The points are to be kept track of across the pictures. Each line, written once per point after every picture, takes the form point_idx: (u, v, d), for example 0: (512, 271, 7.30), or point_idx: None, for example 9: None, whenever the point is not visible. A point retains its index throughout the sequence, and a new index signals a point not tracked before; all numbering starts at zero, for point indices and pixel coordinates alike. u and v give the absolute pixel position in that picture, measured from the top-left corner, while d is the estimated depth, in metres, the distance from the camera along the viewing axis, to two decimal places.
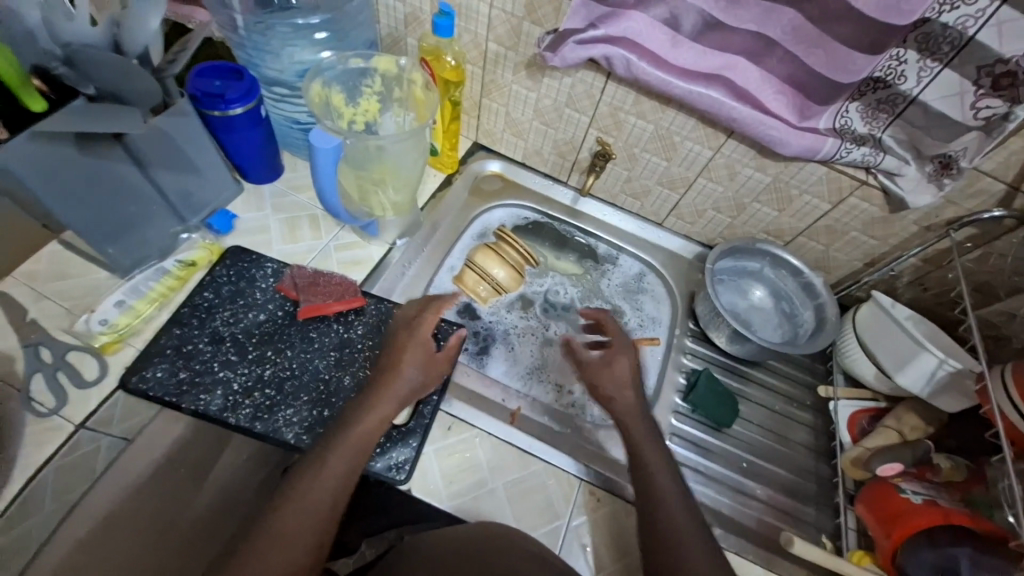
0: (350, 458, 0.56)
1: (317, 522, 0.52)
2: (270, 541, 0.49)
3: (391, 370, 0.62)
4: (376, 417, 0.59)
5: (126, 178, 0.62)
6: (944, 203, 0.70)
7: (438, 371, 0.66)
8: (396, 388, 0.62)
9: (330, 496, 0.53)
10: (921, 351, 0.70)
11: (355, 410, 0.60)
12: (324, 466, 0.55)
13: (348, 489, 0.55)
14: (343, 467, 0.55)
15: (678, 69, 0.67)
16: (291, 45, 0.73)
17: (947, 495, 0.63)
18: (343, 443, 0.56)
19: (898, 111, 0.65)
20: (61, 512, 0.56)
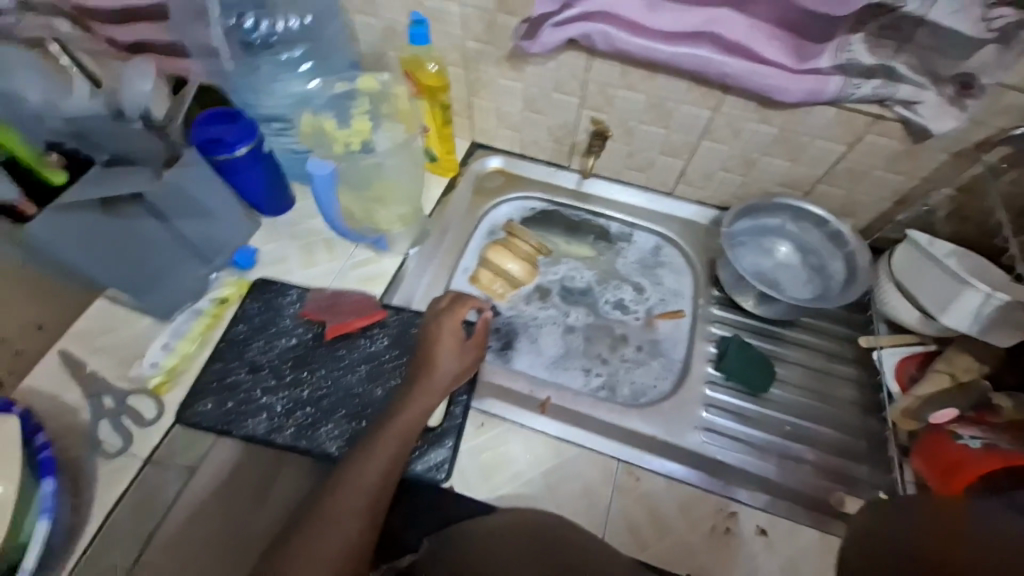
0: (395, 444, 0.59)
1: (367, 506, 0.55)
2: (326, 521, 0.52)
3: (427, 365, 0.65)
4: (417, 408, 0.62)
5: (153, 232, 0.67)
6: (971, 124, 0.65)
7: (470, 356, 0.68)
8: (433, 381, 0.65)
9: (378, 481, 0.57)
10: (964, 288, 0.65)
11: (396, 405, 0.63)
12: (371, 452, 0.58)
13: (393, 475, 0.58)
14: (388, 454, 0.58)
15: (660, 34, 0.65)
16: (280, 80, 0.77)
17: (1006, 438, 0.60)
18: (387, 431, 0.60)
19: (906, 34, 0.60)
20: (139, 543, 0.62)
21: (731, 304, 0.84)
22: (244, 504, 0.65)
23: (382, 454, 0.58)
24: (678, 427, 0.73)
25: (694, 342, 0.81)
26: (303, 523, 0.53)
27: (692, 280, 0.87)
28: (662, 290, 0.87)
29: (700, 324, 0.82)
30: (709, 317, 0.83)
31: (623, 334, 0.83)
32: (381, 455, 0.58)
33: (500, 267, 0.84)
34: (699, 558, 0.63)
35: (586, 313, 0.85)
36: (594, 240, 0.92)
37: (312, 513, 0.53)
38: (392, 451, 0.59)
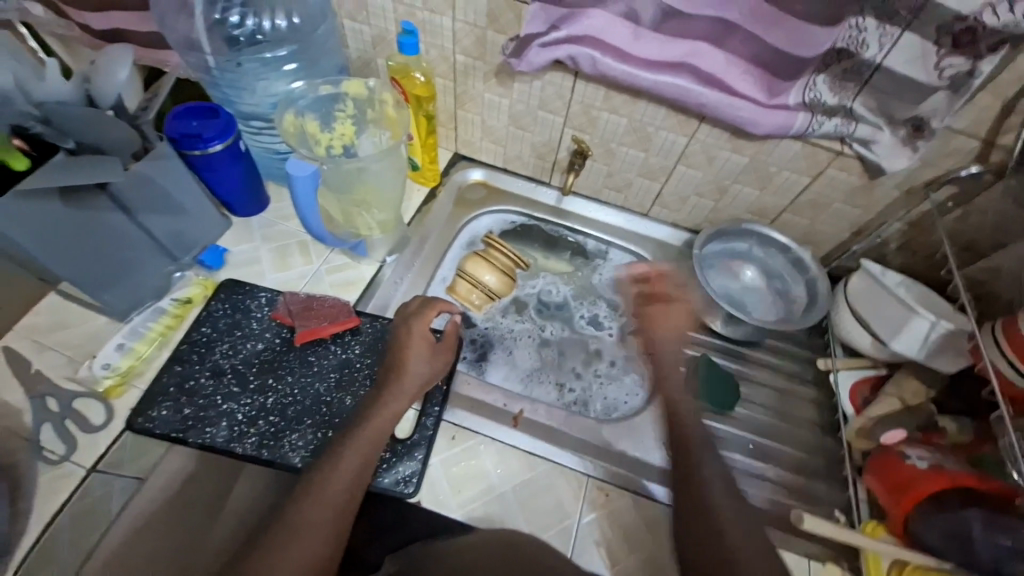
0: (365, 453, 0.58)
1: (335, 518, 0.53)
2: (292, 534, 0.51)
3: (396, 372, 0.64)
4: (387, 415, 0.61)
5: (116, 225, 0.64)
6: (921, 165, 0.71)
7: (439, 364, 0.67)
8: (402, 387, 0.63)
9: (346, 490, 0.55)
10: (912, 315, 0.70)
11: (365, 412, 0.61)
12: (341, 461, 0.57)
13: (362, 485, 0.57)
14: (356, 462, 0.57)
15: (643, 61, 0.68)
16: (263, 79, 0.75)
17: (952, 458, 0.64)
18: (357, 439, 0.58)
19: (865, 79, 0.65)
20: (79, 558, 0.58)
21: (699, 324, 0.86)
22: (195, 516, 0.62)
23: (351, 464, 0.56)
24: (647, 443, 0.74)
25: (664, 359, 0.83)
26: (267, 537, 0.51)
27: None
28: None
29: None
30: (680, 335, 0.85)
31: (597, 349, 0.84)
32: (349, 464, 0.56)
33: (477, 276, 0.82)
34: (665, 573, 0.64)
35: (561, 326, 0.86)
36: (571, 256, 0.94)
37: (277, 526, 0.52)
38: (360, 460, 0.57)
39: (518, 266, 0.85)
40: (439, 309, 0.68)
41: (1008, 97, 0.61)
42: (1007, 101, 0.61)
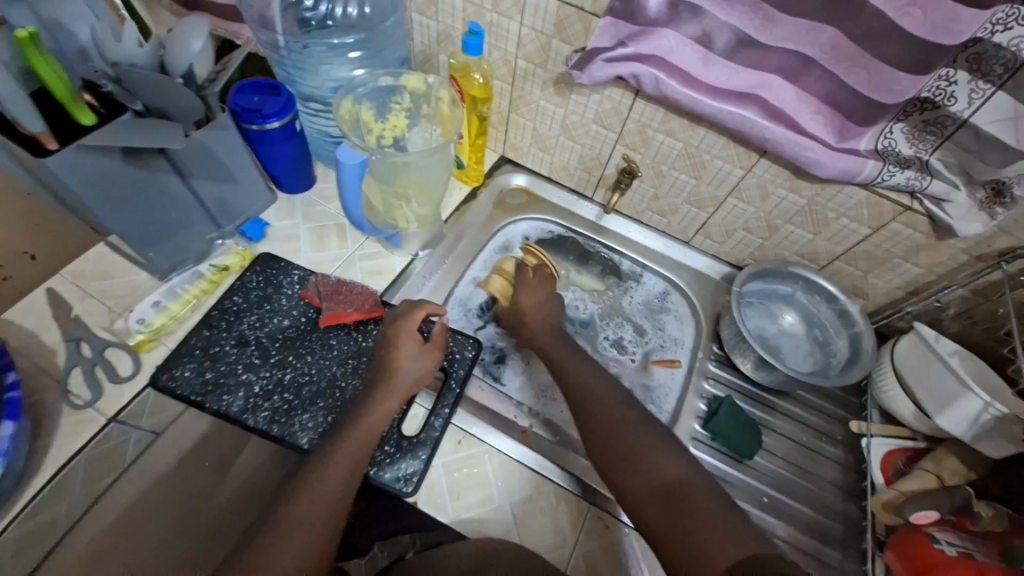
0: (356, 453, 0.58)
1: (329, 515, 0.54)
2: (286, 528, 0.52)
3: (386, 371, 0.64)
4: (378, 415, 0.61)
5: (169, 187, 0.66)
6: (996, 232, 0.65)
7: (429, 362, 0.67)
8: (394, 386, 0.63)
9: (340, 488, 0.55)
10: (966, 393, 0.65)
11: (362, 410, 0.61)
12: (332, 460, 0.57)
13: (355, 483, 0.57)
14: (349, 460, 0.57)
15: (708, 87, 0.66)
16: (327, 63, 0.77)
17: (985, 550, 0.59)
18: (349, 439, 0.59)
19: (947, 133, 0.61)
20: (89, 499, 0.60)
21: (728, 363, 0.83)
22: (203, 481, 0.64)
23: (344, 463, 0.57)
24: None
25: (686, 395, 0.80)
26: (265, 525, 0.52)
27: (695, 331, 0.86)
28: (664, 336, 0.86)
29: (695, 378, 0.81)
30: (706, 372, 0.82)
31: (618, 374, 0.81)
32: (343, 462, 0.57)
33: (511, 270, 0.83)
34: None
35: (584, 345, 0.83)
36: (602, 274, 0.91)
37: (273, 519, 0.52)
38: (354, 458, 0.58)
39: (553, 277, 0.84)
40: (429, 308, 0.69)
41: None
42: None
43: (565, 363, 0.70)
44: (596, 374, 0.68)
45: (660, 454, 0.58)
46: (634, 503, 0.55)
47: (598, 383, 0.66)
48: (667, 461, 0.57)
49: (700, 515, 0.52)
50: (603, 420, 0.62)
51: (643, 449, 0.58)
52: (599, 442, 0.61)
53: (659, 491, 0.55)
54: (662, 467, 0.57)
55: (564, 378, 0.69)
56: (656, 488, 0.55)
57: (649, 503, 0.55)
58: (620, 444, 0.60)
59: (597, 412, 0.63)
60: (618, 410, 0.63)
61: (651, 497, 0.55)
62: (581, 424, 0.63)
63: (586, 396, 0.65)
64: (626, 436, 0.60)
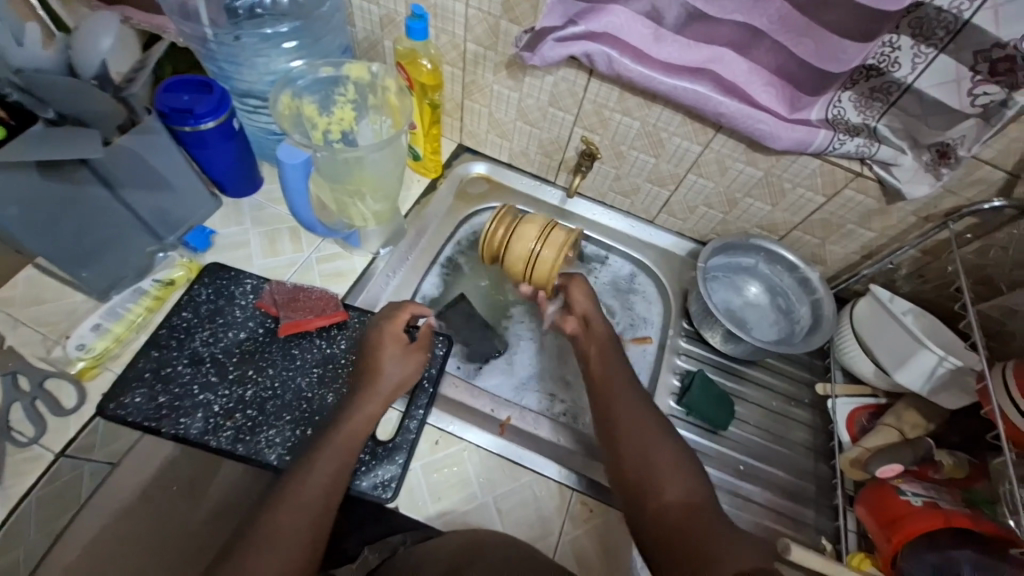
0: (339, 462, 0.56)
1: (313, 526, 0.51)
2: (269, 542, 0.49)
3: (371, 373, 0.63)
4: (362, 418, 0.60)
5: (98, 201, 0.61)
6: (942, 193, 0.68)
7: (411, 367, 0.65)
8: (376, 390, 0.62)
9: (323, 498, 0.53)
10: (921, 349, 0.67)
11: (340, 417, 0.60)
12: (312, 470, 0.55)
13: (338, 492, 0.55)
14: (332, 467, 0.55)
15: (662, 64, 0.65)
16: (262, 56, 0.71)
17: (949, 497, 0.61)
18: (328, 447, 0.57)
19: (893, 99, 0.62)
20: (46, 541, 0.55)
21: (698, 338, 0.84)
22: (172, 504, 0.60)
23: (326, 469, 0.55)
24: None
25: (660, 372, 0.81)
26: (246, 537, 0.50)
27: (664, 309, 0.87)
28: (632, 315, 0.87)
29: (667, 355, 0.82)
30: (677, 348, 0.83)
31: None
32: (326, 469, 0.55)
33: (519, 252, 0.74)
34: None
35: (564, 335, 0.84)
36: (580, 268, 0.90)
37: (258, 527, 0.50)
38: (336, 465, 0.56)
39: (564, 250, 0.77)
40: (407, 310, 0.68)
41: None
42: None
43: (597, 366, 0.69)
44: (626, 377, 0.66)
45: (681, 468, 0.57)
46: (653, 513, 0.54)
47: (628, 387, 0.65)
48: (688, 477, 0.56)
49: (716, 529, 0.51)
50: (632, 427, 0.61)
51: (665, 459, 0.58)
52: (620, 431, 0.61)
53: (679, 506, 0.54)
54: (670, 459, 0.58)
55: (596, 380, 0.67)
56: (677, 503, 0.54)
57: (665, 514, 0.54)
58: (647, 453, 0.58)
59: (624, 419, 0.62)
60: (647, 421, 0.61)
61: (671, 509, 0.54)
62: (606, 429, 0.62)
63: (613, 400, 0.64)
64: (645, 435, 0.60)
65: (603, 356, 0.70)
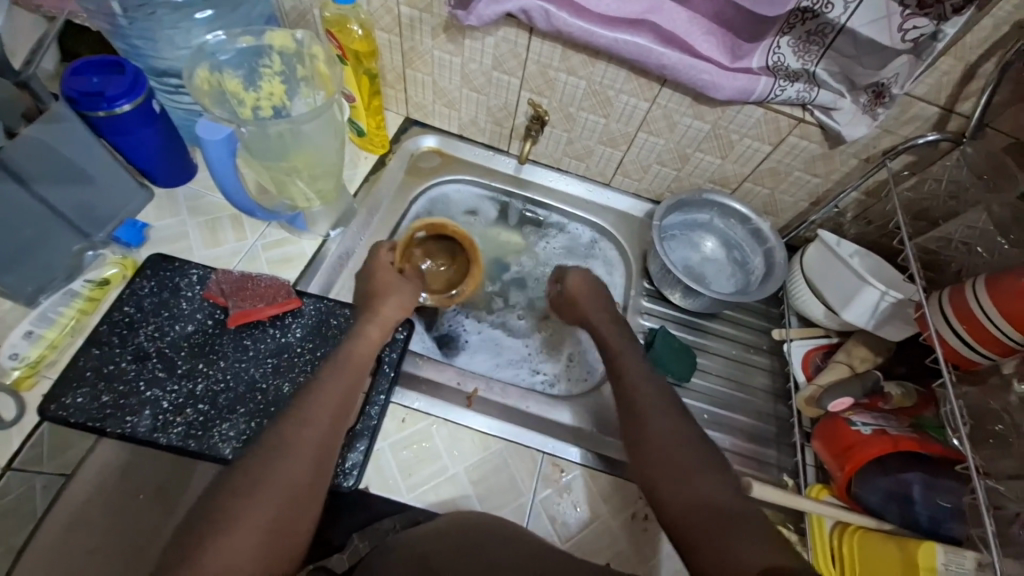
0: (328, 417, 0.53)
1: (311, 465, 0.50)
2: (262, 475, 0.47)
3: (368, 311, 0.66)
4: (357, 359, 0.60)
5: (7, 199, 0.56)
6: (880, 132, 0.69)
7: (402, 286, 0.70)
8: (372, 319, 0.64)
9: (321, 434, 0.52)
10: (865, 286, 0.69)
11: (333, 358, 0.59)
12: (302, 420, 0.52)
13: (339, 431, 0.54)
14: (331, 406, 0.54)
15: (600, 17, 0.63)
16: (175, 29, 0.65)
17: (897, 424, 0.64)
18: (320, 398, 0.54)
19: (828, 41, 0.62)
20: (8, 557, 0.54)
21: (660, 297, 0.85)
22: (146, 505, 0.59)
23: (325, 404, 0.54)
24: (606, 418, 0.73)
25: None
26: (238, 471, 0.48)
27: (626, 271, 0.88)
28: None
29: (631, 315, 0.83)
30: (640, 308, 0.84)
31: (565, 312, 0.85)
32: (325, 406, 0.54)
33: (448, 275, 0.79)
34: (621, 546, 0.64)
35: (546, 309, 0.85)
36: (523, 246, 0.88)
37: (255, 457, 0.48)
38: (335, 403, 0.55)
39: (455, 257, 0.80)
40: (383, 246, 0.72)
41: (970, 62, 0.60)
42: (967, 66, 0.60)
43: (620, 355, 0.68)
44: (640, 372, 0.65)
45: (703, 469, 0.54)
46: (670, 491, 0.53)
47: (646, 387, 0.63)
48: (707, 481, 0.53)
49: (729, 532, 0.48)
50: (645, 418, 0.60)
51: (677, 457, 0.55)
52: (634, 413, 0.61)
53: (696, 506, 0.51)
54: (682, 443, 0.56)
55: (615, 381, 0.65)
56: (693, 504, 0.51)
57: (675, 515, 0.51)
58: (669, 455, 0.55)
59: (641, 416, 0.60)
60: (662, 407, 0.60)
61: (687, 513, 0.51)
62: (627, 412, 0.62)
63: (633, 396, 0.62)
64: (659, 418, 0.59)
65: (619, 340, 0.70)
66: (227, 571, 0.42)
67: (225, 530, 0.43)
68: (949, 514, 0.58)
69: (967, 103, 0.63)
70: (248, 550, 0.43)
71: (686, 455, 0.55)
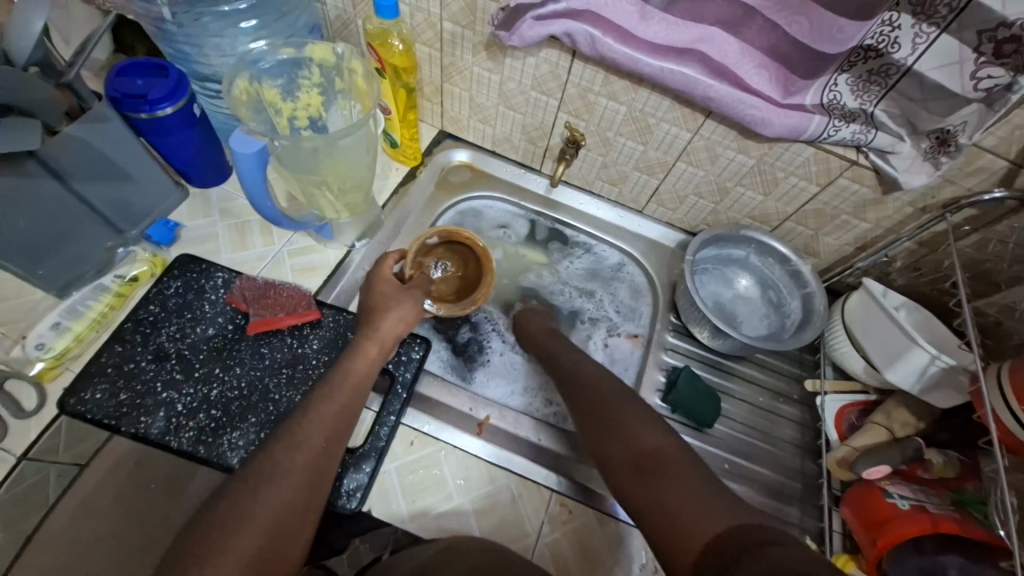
0: (326, 432, 0.51)
1: (303, 492, 0.47)
2: (252, 500, 0.45)
3: (367, 326, 0.61)
4: (356, 375, 0.57)
5: (47, 195, 0.57)
6: (941, 182, 0.64)
7: (408, 301, 0.65)
8: (376, 334, 0.61)
9: (312, 459, 0.49)
10: (913, 347, 0.64)
11: (329, 375, 0.56)
12: (300, 433, 0.50)
13: (331, 456, 0.51)
14: (326, 427, 0.52)
15: (647, 45, 0.61)
16: (220, 36, 0.66)
17: (937, 500, 0.59)
18: (318, 414, 0.52)
19: (891, 82, 0.58)
20: (16, 545, 0.54)
21: (686, 334, 0.82)
22: (154, 499, 0.59)
23: (321, 423, 0.51)
24: None
25: (646, 368, 0.79)
26: (230, 491, 0.45)
27: (652, 303, 0.85)
28: (619, 307, 0.85)
29: (655, 351, 0.80)
30: (664, 344, 0.80)
31: (587, 340, 0.82)
32: (318, 427, 0.51)
33: (461, 283, 0.75)
34: None
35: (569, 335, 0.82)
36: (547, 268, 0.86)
37: (242, 480, 0.46)
38: (331, 426, 0.52)
39: (467, 269, 0.75)
40: (388, 261, 0.68)
41: None
42: None
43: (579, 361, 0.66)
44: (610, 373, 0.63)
45: (642, 424, 0.53)
46: (615, 454, 0.52)
47: (593, 371, 0.64)
48: (646, 434, 0.52)
49: (679, 487, 0.46)
50: (590, 397, 0.59)
51: (630, 427, 0.53)
52: (579, 394, 0.61)
53: (633, 463, 0.50)
54: (628, 415, 0.55)
55: (580, 376, 0.63)
56: (630, 459, 0.50)
57: (624, 478, 0.49)
58: (610, 425, 0.55)
59: (601, 396, 0.59)
60: (603, 385, 0.60)
61: (627, 470, 0.50)
62: (571, 391, 0.62)
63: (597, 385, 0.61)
64: (603, 393, 0.59)
65: (562, 347, 0.70)
66: None
67: (210, 556, 0.41)
68: None
69: None
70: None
71: (620, 417, 0.55)
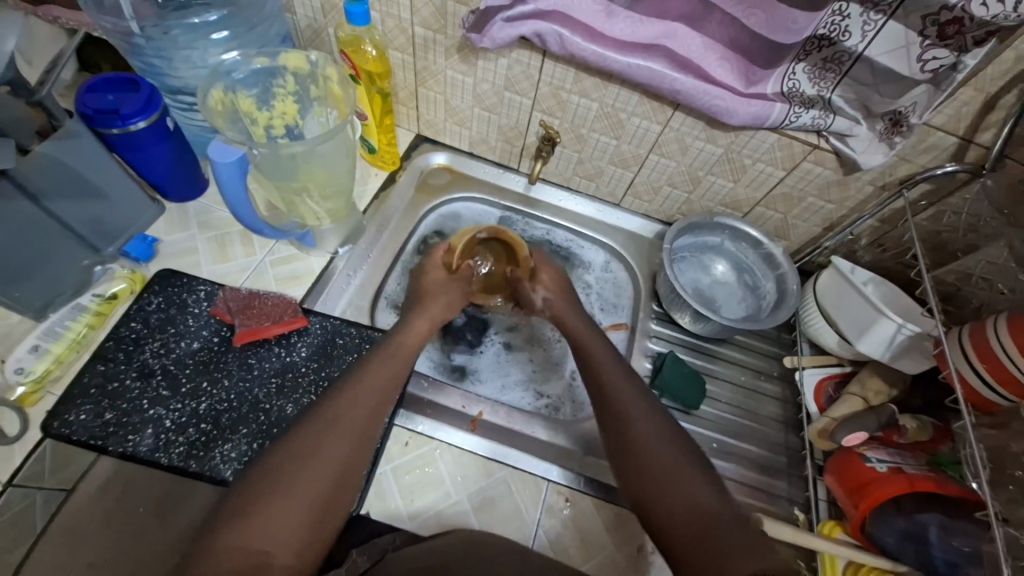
0: (382, 387, 0.54)
1: (362, 438, 0.50)
2: (315, 444, 0.48)
3: (418, 305, 0.66)
4: (407, 343, 0.60)
5: (20, 216, 0.56)
6: (897, 160, 0.68)
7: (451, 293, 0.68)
8: (426, 307, 0.66)
9: (371, 414, 0.52)
10: (880, 318, 0.68)
11: (386, 342, 0.60)
12: (355, 389, 0.53)
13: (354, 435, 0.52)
14: (382, 385, 0.54)
15: (614, 42, 0.63)
16: (190, 48, 0.66)
17: (913, 461, 0.62)
18: (374, 373, 0.55)
19: (845, 69, 0.61)
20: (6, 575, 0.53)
21: (669, 320, 0.84)
22: (144, 521, 0.58)
23: (375, 380, 0.54)
24: None
25: (632, 356, 0.81)
26: (297, 433, 0.49)
27: (634, 293, 0.87)
28: (601, 299, 0.87)
29: (639, 339, 0.82)
30: (648, 331, 0.83)
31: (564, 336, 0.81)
32: (374, 380, 0.54)
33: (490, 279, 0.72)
34: None
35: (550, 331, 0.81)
36: None
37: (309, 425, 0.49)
38: (369, 405, 0.53)
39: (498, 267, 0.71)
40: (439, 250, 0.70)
41: (991, 93, 0.59)
42: (989, 97, 0.59)
43: (576, 328, 0.66)
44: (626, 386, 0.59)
45: (688, 469, 0.51)
46: (655, 496, 0.50)
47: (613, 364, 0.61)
48: (694, 481, 0.50)
49: (736, 548, 0.44)
50: (616, 412, 0.56)
51: (674, 471, 0.51)
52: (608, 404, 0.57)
53: (684, 513, 0.48)
54: (659, 442, 0.53)
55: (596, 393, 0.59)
56: (682, 508, 0.48)
57: (666, 518, 0.48)
58: (650, 449, 0.52)
59: (623, 423, 0.55)
60: (633, 393, 0.57)
61: (679, 518, 0.48)
62: (598, 393, 0.59)
63: (621, 410, 0.56)
64: (634, 408, 0.56)
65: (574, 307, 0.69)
66: (277, 532, 0.43)
67: (276, 492, 0.45)
68: (967, 558, 0.56)
69: (987, 134, 0.62)
70: (302, 512, 0.45)
71: (660, 456, 0.52)
